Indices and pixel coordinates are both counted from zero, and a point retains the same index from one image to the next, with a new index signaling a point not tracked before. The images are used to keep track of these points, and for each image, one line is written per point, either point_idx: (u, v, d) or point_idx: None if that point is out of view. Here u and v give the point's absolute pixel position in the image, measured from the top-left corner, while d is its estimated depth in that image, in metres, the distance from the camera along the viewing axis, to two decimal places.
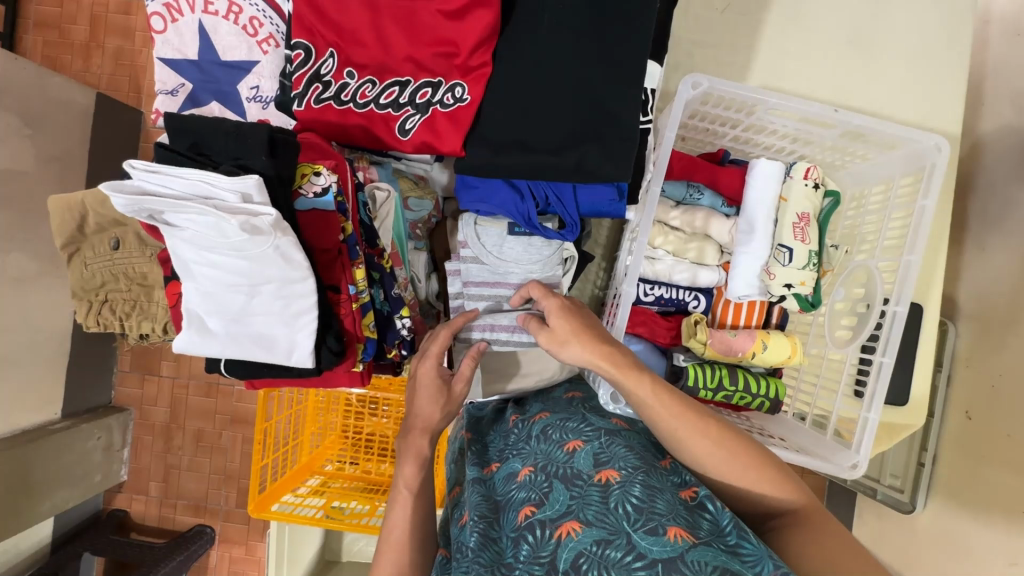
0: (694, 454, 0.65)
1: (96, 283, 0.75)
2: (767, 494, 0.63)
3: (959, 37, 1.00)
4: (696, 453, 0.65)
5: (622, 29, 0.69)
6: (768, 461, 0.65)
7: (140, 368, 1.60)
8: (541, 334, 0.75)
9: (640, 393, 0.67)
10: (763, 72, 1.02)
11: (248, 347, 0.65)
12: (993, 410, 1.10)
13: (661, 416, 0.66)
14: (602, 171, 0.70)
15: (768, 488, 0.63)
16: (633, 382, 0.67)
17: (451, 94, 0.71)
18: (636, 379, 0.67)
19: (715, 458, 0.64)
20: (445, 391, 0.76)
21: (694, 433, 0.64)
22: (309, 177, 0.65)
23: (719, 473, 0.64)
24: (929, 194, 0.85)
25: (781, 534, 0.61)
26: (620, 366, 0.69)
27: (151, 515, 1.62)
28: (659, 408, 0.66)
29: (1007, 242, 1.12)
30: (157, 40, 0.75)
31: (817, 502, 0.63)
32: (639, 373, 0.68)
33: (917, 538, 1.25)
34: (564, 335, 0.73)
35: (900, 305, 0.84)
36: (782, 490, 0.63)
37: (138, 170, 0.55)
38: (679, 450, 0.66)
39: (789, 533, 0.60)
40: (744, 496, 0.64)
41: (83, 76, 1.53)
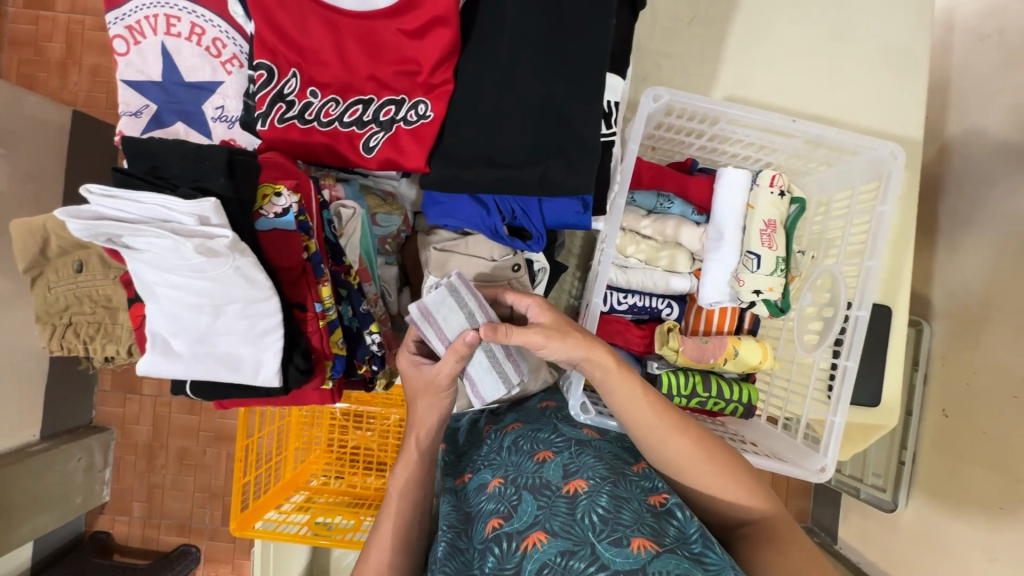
0: (676, 452, 0.66)
1: (60, 306, 0.75)
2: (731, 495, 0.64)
3: (918, 44, 1.03)
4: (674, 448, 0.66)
5: (579, 44, 0.70)
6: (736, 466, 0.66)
7: (121, 387, 1.58)
8: (533, 333, 0.70)
9: (627, 394, 0.69)
10: (729, 82, 1.04)
11: (213, 368, 0.65)
12: (969, 407, 1.12)
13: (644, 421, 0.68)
14: (565, 184, 0.70)
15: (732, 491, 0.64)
16: (619, 384, 0.69)
17: (415, 112, 0.72)
18: (626, 386, 0.69)
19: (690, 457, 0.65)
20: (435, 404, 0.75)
21: (676, 430, 0.67)
22: (269, 198, 0.65)
23: (697, 474, 0.65)
24: (888, 200, 0.86)
25: (748, 543, 0.62)
26: (619, 365, 0.71)
27: (135, 536, 1.60)
28: (648, 405, 0.68)
29: (977, 242, 1.14)
30: (120, 63, 0.75)
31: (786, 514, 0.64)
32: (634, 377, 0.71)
33: (901, 537, 1.26)
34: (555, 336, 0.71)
35: (862, 309, 0.86)
36: (748, 495, 0.64)
37: (94, 195, 0.55)
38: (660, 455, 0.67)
39: (754, 544, 0.61)
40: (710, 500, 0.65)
41: (59, 94, 1.52)
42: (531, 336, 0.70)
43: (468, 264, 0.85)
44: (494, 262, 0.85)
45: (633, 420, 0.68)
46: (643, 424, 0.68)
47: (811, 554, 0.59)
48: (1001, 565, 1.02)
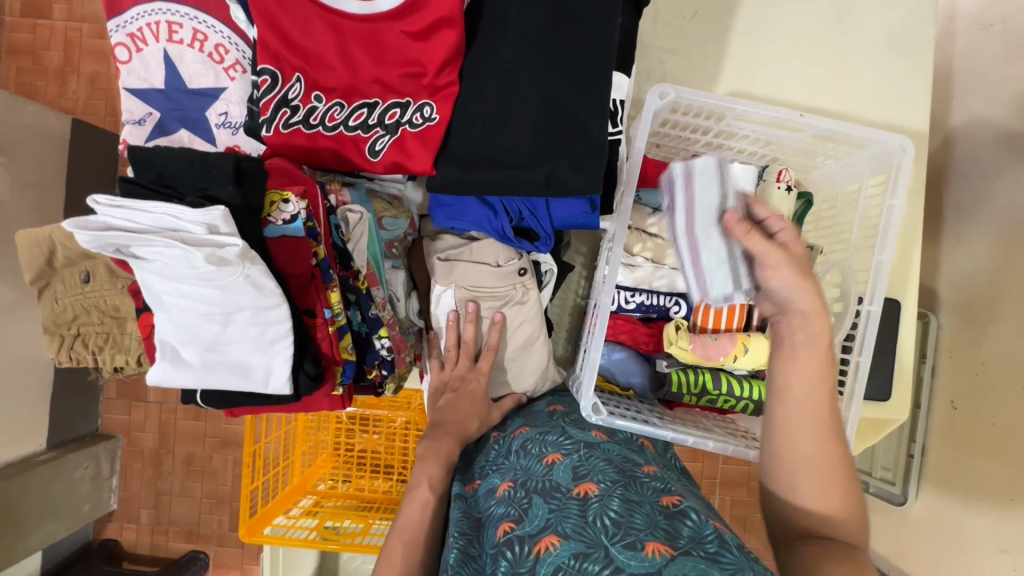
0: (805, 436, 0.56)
1: (68, 317, 0.74)
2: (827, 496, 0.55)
3: (922, 35, 1.02)
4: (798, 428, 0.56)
5: (584, 42, 0.69)
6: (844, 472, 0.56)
7: (126, 395, 1.58)
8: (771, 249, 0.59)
9: (798, 355, 0.57)
10: (733, 78, 1.03)
11: (224, 376, 0.64)
12: (977, 398, 1.11)
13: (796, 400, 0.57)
14: (573, 185, 0.70)
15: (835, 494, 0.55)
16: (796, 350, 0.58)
17: (420, 114, 0.71)
18: (813, 361, 0.57)
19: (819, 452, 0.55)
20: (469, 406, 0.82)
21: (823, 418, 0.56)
22: (276, 205, 0.65)
23: (808, 465, 0.55)
24: (896, 193, 0.85)
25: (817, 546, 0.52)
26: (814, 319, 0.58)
27: (143, 543, 1.60)
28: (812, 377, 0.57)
29: (982, 233, 1.14)
30: (123, 71, 0.74)
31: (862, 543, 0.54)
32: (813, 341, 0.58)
33: (910, 529, 1.26)
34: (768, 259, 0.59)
35: (873, 304, 0.84)
36: (838, 500, 0.55)
37: (102, 205, 0.55)
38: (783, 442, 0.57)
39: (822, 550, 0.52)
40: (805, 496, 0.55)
41: (58, 102, 1.52)
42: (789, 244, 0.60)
43: (473, 270, 0.87)
44: (500, 267, 0.87)
45: (791, 381, 0.57)
46: (799, 403, 0.56)
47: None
48: (1012, 557, 1.02)
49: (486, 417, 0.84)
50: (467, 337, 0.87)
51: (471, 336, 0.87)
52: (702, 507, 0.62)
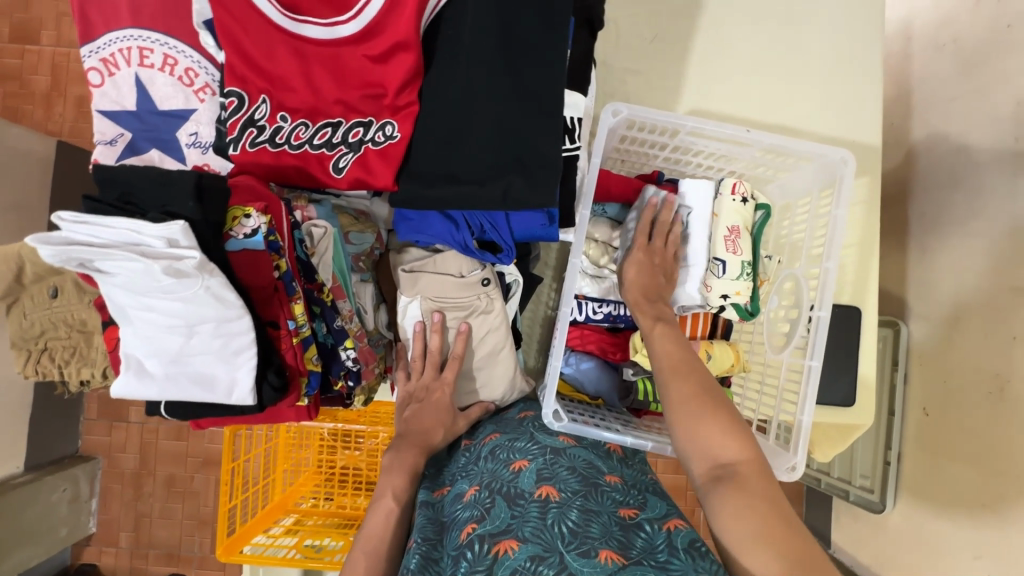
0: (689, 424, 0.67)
1: (36, 332, 0.75)
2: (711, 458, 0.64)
3: (872, 55, 1.07)
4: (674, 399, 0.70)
5: (536, 63, 0.73)
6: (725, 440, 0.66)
7: (107, 415, 1.58)
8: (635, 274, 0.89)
9: (656, 341, 0.79)
10: (693, 96, 1.08)
11: (187, 386, 0.66)
12: (947, 404, 1.14)
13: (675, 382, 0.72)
14: (528, 199, 0.72)
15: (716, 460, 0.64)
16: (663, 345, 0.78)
17: (382, 133, 0.74)
18: (675, 353, 0.76)
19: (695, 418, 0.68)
20: (443, 420, 0.84)
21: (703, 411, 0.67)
22: (238, 220, 0.67)
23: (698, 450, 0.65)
24: (841, 203, 0.89)
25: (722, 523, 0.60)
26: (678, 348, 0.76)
27: (123, 567, 1.57)
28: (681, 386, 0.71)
29: (946, 244, 1.18)
30: (95, 94, 0.77)
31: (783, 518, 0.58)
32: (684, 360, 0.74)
33: (891, 537, 1.27)
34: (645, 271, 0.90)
35: (824, 310, 0.88)
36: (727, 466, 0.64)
37: (66, 221, 0.56)
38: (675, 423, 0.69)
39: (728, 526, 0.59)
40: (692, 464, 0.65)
41: (45, 125, 1.55)
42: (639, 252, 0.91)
43: (438, 281, 0.89)
44: (464, 278, 0.89)
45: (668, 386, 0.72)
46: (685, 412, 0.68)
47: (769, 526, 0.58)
48: (986, 562, 1.04)
49: (452, 425, 0.85)
50: (434, 346, 0.89)
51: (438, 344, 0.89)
52: (658, 515, 0.64)
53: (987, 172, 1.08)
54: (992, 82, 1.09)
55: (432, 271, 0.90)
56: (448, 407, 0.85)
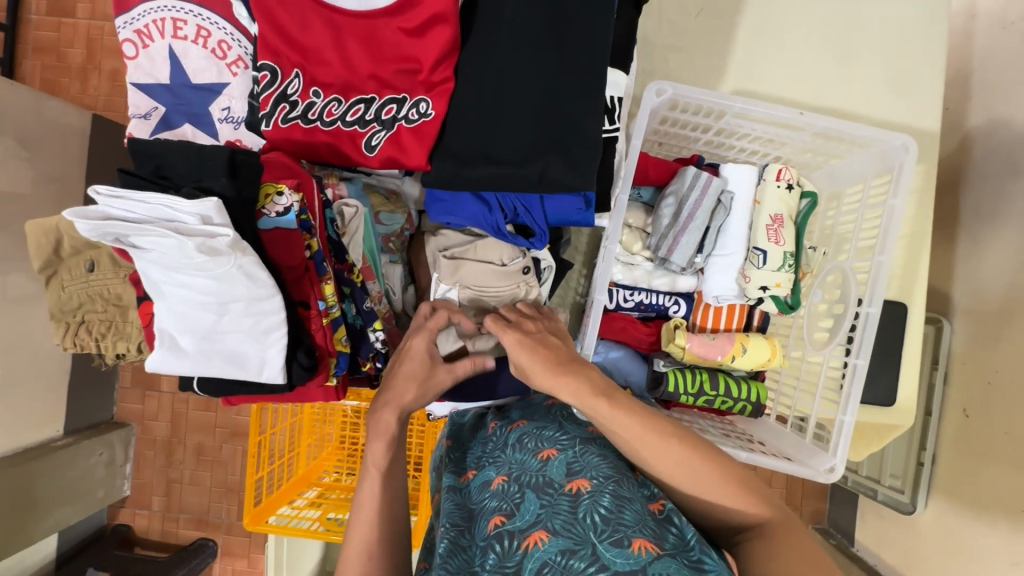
0: (666, 471, 0.63)
1: (74, 304, 0.77)
2: (735, 503, 0.60)
3: (935, 32, 1.00)
4: (663, 470, 0.63)
5: (578, 38, 0.69)
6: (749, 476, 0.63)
7: (140, 384, 1.62)
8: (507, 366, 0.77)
9: (600, 414, 0.66)
10: (738, 76, 1.02)
11: (220, 364, 0.66)
12: (990, 406, 1.08)
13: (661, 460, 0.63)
14: (566, 181, 0.70)
15: (740, 500, 0.61)
16: (614, 417, 0.65)
17: (416, 110, 0.72)
18: (628, 421, 0.64)
19: (710, 482, 0.62)
20: (419, 375, 0.76)
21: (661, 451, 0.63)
22: (270, 198, 0.67)
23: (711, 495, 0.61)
24: (899, 194, 0.84)
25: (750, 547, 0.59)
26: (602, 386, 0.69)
27: (154, 529, 1.64)
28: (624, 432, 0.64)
29: (1000, 237, 1.10)
30: (130, 66, 0.76)
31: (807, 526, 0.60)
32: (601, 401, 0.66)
33: (920, 539, 1.23)
34: (526, 370, 0.74)
35: (873, 306, 0.84)
36: (757, 502, 0.60)
37: (102, 196, 0.56)
38: (676, 488, 0.64)
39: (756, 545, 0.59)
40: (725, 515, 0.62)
41: (81, 98, 1.57)
42: (506, 339, 0.77)
43: (479, 268, 0.86)
44: (505, 266, 0.86)
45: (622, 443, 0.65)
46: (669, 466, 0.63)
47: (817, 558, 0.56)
48: None
49: (429, 378, 0.77)
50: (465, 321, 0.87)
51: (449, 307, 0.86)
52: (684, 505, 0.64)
53: None
54: None
55: (473, 255, 0.86)
56: (424, 358, 0.77)
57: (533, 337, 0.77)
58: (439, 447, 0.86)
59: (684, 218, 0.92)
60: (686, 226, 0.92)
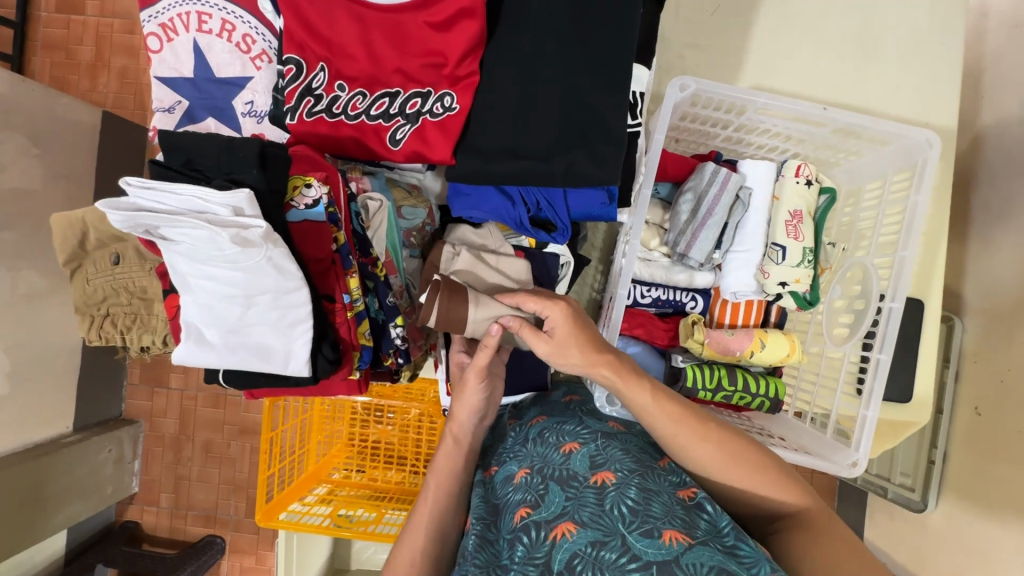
0: (699, 457, 0.64)
1: (98, 298, 0.77)
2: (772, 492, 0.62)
3: (951, 30, 1.00)
4: (699, 457, 0.64)
5: (603, 33, 0.69)
6: (772, 463, 0.64)
7: (149, 381, 1.62)
8: (540, 342, 0.73)
9: (640, 400, 0.67)
10: (754, 73, 1.02)
11: (246, 357, 0.66)
12: (1002, 404, 1.08)
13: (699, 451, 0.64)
14: (590, 175, 0.70)
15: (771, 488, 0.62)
16: (650, 407, 0.66)
17: (440, 104, 0.72)
18: (666, 405, 0.66)
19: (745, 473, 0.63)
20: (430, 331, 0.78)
21: (696, 436, 0.64)
22: (299, 190, 0.67)
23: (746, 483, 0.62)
24: (921, 189, 0.84)
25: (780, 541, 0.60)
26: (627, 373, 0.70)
27: (163, 526, 1.64)
28: (660, 414, 0.66)
29: (1012, 235, 1.10)
30: (154, 60, 0.77)
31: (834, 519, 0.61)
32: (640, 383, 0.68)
33: (930, 538, 1.23)
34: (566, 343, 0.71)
35: (895, 302, 0.84)
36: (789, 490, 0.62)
37: (133, 187, 0.56)
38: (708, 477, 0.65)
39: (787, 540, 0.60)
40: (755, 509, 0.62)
41: (90, 96, 1.57)
42: (539, 346, 0.74)
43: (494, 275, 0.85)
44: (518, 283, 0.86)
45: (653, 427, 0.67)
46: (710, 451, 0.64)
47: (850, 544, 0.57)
48: None
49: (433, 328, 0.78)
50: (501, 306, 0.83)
51: (453, 314, 0.77)
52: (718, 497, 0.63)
53: None
54: None
55: (494, 261, 0.86)
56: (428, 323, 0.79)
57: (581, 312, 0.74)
58: None
59: (703, 212, 0.92)
60: (705, 220, 0.92)
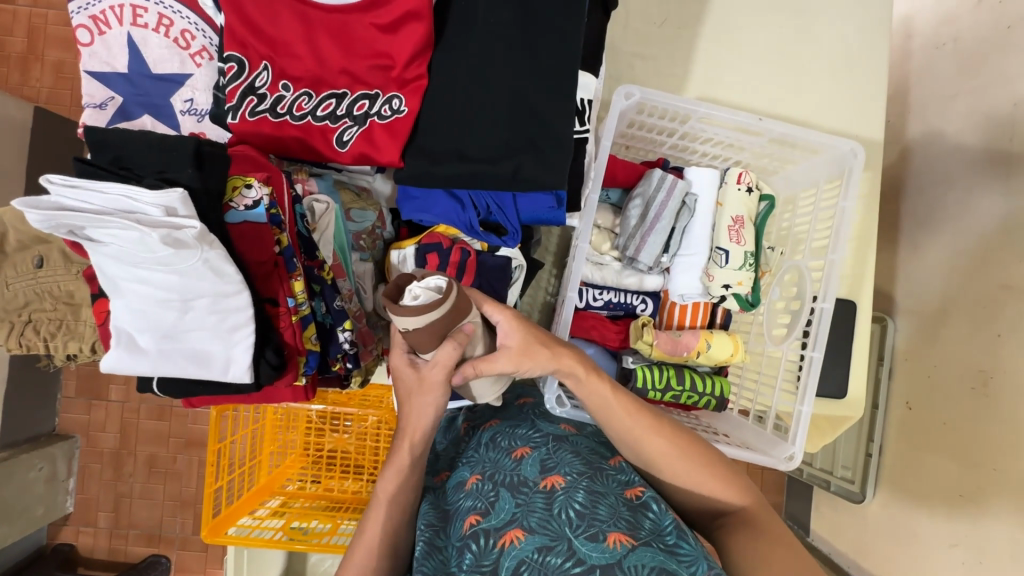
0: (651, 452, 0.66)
1: (19, 302, 0.72)
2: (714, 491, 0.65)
3: (879, 48, 1.07)
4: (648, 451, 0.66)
5: (549, 40, 0.71)
6: (713, 457, 0.67)
7: (86, 393, 1.53)
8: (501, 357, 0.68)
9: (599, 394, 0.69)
10: (700, 84, 1.06)
11: (182, 363, 0.63)
12: (930, 399, 1.15)
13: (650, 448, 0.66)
14: (539, 179, 0.71)
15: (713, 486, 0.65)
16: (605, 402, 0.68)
17: (389, 106, 0.72)
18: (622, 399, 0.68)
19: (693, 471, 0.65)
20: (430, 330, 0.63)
21: (649, 430, 0.66)
22: (239, 190, 0.65)
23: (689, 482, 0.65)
24: (849, 196, 0.90)
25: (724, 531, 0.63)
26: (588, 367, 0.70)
27: (101, 547, 1.54)
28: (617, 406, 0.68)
29: (936, 240, 1.19)
30: (84, 53, 0.73)
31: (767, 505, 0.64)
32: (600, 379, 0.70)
33: (869, 526, 1.30)
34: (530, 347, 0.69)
35: (826, 302, 0.89)
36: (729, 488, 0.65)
37: (55, 184, 0.53)
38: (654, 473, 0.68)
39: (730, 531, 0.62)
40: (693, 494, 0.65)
41: (20, 90, 1.47)
42: (500, 366, 0.68)
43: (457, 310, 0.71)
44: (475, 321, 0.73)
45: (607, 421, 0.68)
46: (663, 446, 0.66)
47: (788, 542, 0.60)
48: (962, 550, 1.05)
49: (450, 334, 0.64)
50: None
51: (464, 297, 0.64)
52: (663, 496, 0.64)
53: (982, 172, 1.09)
54: (990, 82, 1.09)
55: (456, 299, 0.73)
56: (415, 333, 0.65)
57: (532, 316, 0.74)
58: None
59: (650, 218, 0.95)
60: (653, 225, 0.95)
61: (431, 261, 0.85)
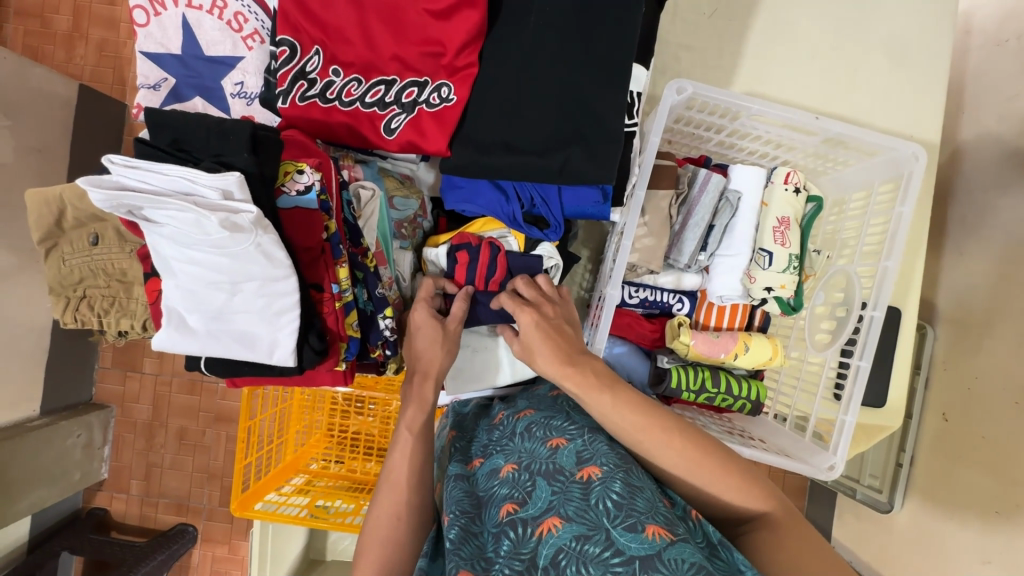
0: (671, 463, 0.63)
1: (75, 279, 0.75)
2: (744, 496, 0.61)
3: (940, 44, 1.02)
4: (672, 465, 0.63)
5: (604, 29, 0.69)
6: (749, 467, 0.63)
7: (121, 365, 1.57)
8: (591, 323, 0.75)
9: (604, 408, 0.67)
10: (748, 78, 1.03)
11: (229, 344, 0.64)
12: (969, 410, 1.11)
13: (678, 456, 0.63)
14: (587, 174, 0.70)
15: (744, 495, 0.61)
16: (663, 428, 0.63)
17: (437, 94, 0.71)
18: (632, 415, 0.65)
19: (722, 481, 0.62)
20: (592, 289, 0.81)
21: (663, 442, 0.63)
22: (291, 175, 0.65)
23: (729, 493, 0.61)
24: (907, 201, 0.86)
25: (754, 537, 0.60)
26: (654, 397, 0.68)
27: (132, 514, 1.60)
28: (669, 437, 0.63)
29: (985, 247, 1.13)
30: (140, 34, 0.74)
31: (793, 509, 0.61)
32: (603, 392, 0.68)
33: (894, 538, 1.26)
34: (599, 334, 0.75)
35: (877, 310, 0.86)
36: (759, 496, 0.61)
37: (117, 165, 0.54)
38: (648, 461, 0.65)
39: (757, 535, 0.59)
40: (725, 504, 0.62)
41: (65, 68, 1.50)
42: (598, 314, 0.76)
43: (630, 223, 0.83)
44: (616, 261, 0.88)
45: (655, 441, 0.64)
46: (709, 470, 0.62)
47: (818, 551, 0.56)
48: (994, 568, 1.02)
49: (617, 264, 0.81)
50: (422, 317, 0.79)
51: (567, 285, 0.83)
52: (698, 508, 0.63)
53: None
54: None
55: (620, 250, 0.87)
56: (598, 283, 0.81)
57: (550, 321, 0.77)
58: (443, 437, 0.85)
59: (692, 222, 0.93)
60: (689, 231, 0.94)
61: (460, 260, 0.85)
